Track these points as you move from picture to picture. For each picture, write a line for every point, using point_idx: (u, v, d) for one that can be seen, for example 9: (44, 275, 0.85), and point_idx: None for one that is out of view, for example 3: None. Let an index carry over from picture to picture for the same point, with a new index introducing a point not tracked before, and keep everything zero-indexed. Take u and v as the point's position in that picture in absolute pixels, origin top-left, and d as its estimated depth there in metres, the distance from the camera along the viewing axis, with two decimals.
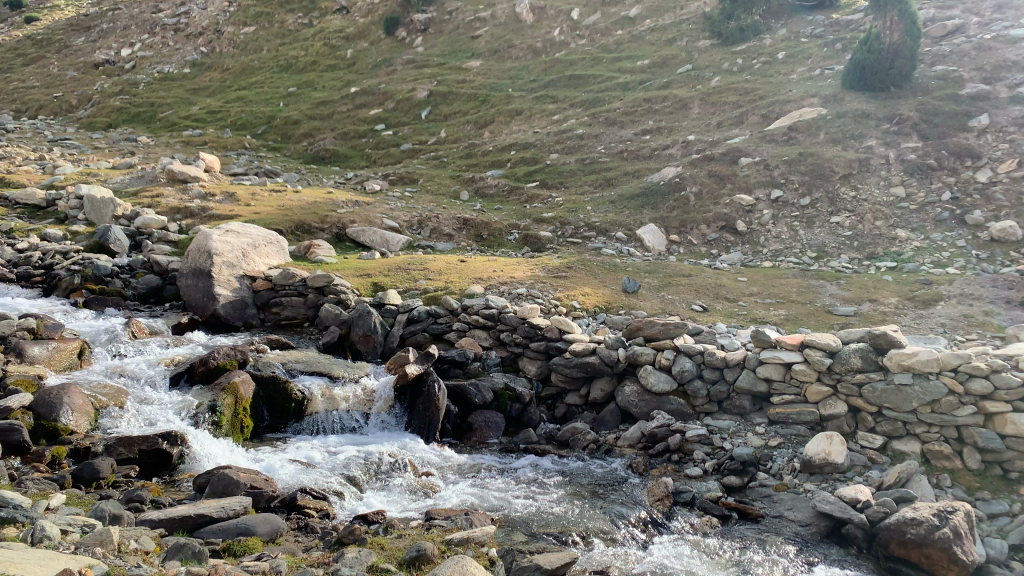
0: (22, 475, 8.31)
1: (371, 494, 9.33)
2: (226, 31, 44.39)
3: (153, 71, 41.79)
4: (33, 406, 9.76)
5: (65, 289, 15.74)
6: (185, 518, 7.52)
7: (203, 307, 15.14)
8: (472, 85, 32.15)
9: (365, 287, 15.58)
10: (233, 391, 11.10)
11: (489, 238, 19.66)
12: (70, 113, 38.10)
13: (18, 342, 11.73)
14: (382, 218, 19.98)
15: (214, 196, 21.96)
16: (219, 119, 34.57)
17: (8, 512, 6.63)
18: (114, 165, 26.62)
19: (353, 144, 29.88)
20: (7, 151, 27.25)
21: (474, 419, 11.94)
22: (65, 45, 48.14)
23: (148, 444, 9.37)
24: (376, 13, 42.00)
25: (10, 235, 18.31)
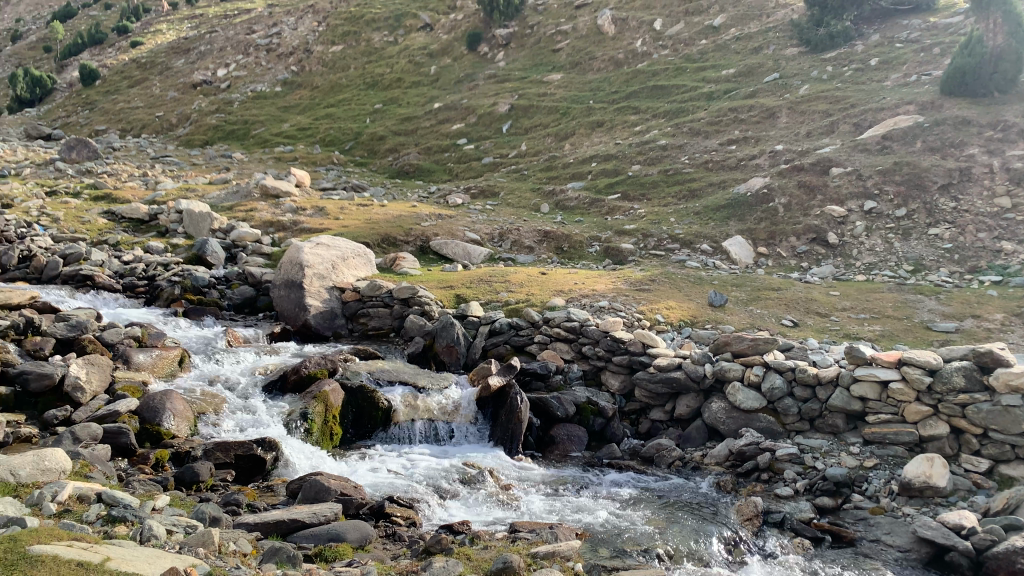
0: (129, 476, 8.76)
1: (455, 504, 9.44)
2: (315, 50, 45.93)
3: (246, 90, 43.61)
4: (139, 411, 10.26)
5: (167, 299, 16.52)
6: (279, 523, 7.76)
7: (294, 317, 15.63)
8: (554, 98, 32.30)
9: (449, 299, 15.79)
10: (324, 399, 11.40)
11: (570, 251, 19.64)
12: (171, 131, 40.15)
13: (125, 350, 12.38)
14: (465, 231, 20.23)
15: (305, 210, 22.72)
16: (309, 136, 35.76)
17: (120, 511, 7.01)
18: (211, 181, 27.84)
19: (436, 159, 30.39)
20: (114, 168, 28.87)
21: (556, 433, 11.92)
22: (166, 66, 50.76)
23: (244, 449, 9.72)
24: (459, 30, 42.76)
25: (117, 247, 19.36)
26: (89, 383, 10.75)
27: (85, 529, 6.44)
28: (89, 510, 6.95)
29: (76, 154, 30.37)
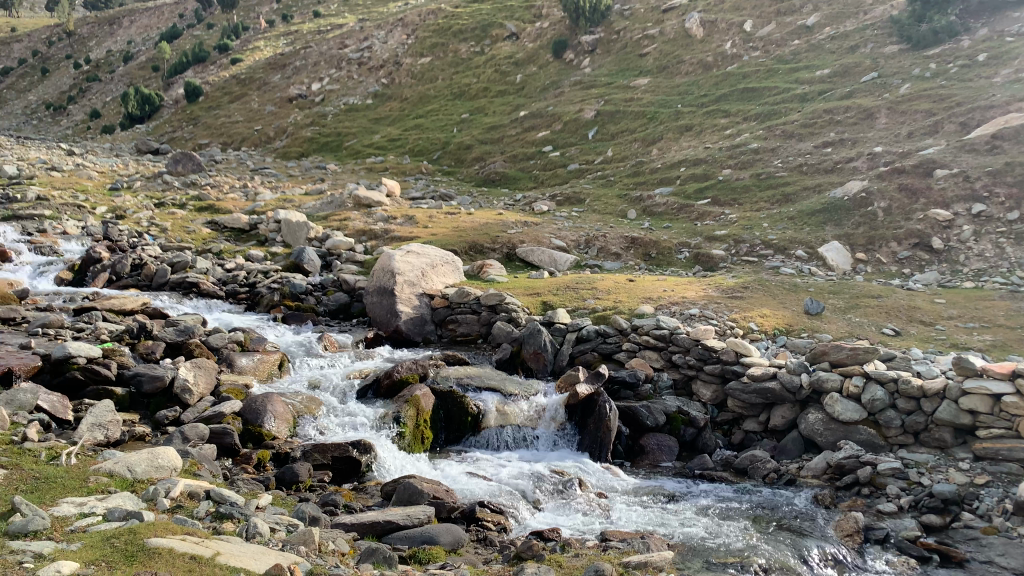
0: (234, 475, 9.15)
1: (545, 511, 9.46)
2: (404, 62, 47.02)
3: (339, 103, 45.01)
4: (242, 413, 10.72)
5: (267, 305, 17.21)
6: (374, 524, 7.96)
7: (386, 323, 15.99)
8: (640, 103, 32.02)
9: (536, 306, 15.86)
10: (415, 404, 11.64)
11: (659, 257, 19.40)
12: (268, 144, 41.84)
13: (229, 354, 12.97)
14: (551, 237, 20.26)
15: (396, 219, 23.26)
16: (398, 146, 36.61)
17: (227, 508, 7.34)
18: (307, 192, 28.82)
19: (521, 166, 30.55)
20: (217, 180, 30.29)
21: (646, 442, 11.78)
22: (264, 82, 52.95)
23: (340, 451, 10.00)
24: (545, 37, 43.01)
25: (220, 255, 20.32)
26: (197, 385, 11.31)
27: (197, 524, 6.78)
28: (200, 506, 7.30)
29: (182, 167, 32.04)
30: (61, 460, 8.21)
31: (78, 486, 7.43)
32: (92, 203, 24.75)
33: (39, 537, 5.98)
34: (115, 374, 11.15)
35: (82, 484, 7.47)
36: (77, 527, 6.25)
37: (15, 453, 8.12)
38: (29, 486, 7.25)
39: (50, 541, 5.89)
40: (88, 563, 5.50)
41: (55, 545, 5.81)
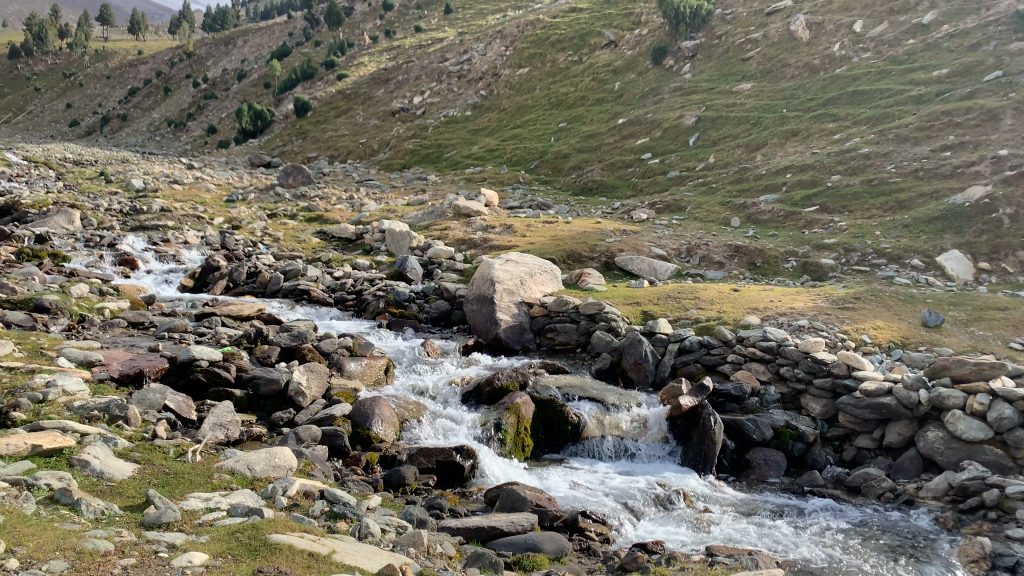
0: (344, 475, 9.47)
1: (647, 523, 9.36)
2: (503, 74, 47.62)
3: (440, 115, 46.01)
4: (351, 416, 11.08)
5: (372, 312, 17.73)
6: (479, 529, 8.06)
7: (486, 330, 16.17)
8: (743, 108, 31.28)
9: (636, 315, 15.73)
10: (516, 411, 11.74)
11: (764, 266, 18.89)
12: (372, 156, 43.19)
13: (338, 358, 13.45)
14: (651, 246, 20.06)
15: (494, 228, 23.57)
16: (497, 157, 37.04)
17: (340, 508, 7.63)
18: (409, 203, 29.54)
19: (620, 174, 30.36)
20: (325, 193, 31.49)
21: (752, 456, 11.48)
22: (368, 96, 54.69)
23: (444, 456, 10.18)
24: (644, 45, 42.70)
25: (329, 263, 21.11)
26: (309, 388, 11.79)
27: (313, 522, 7.07)
28: (316, 505, 7.61)
29: (292, 180, 33.48)
30: (187, 456, 8.73)
31: (204, 482, 7.87)
32: (211, 214, 26.18)
33: (172, 529, 6.38)
34: (234, 376, 11.77)
35: (207, 480, 7.91)
36: (204, 521, 6.64)
37: (147, 449, 8.68)
38: (160, 480, 7.74)
39: (181, 533, 6.27)
40: (216, 555, 5.83)
41: (186, 537, 6.18)
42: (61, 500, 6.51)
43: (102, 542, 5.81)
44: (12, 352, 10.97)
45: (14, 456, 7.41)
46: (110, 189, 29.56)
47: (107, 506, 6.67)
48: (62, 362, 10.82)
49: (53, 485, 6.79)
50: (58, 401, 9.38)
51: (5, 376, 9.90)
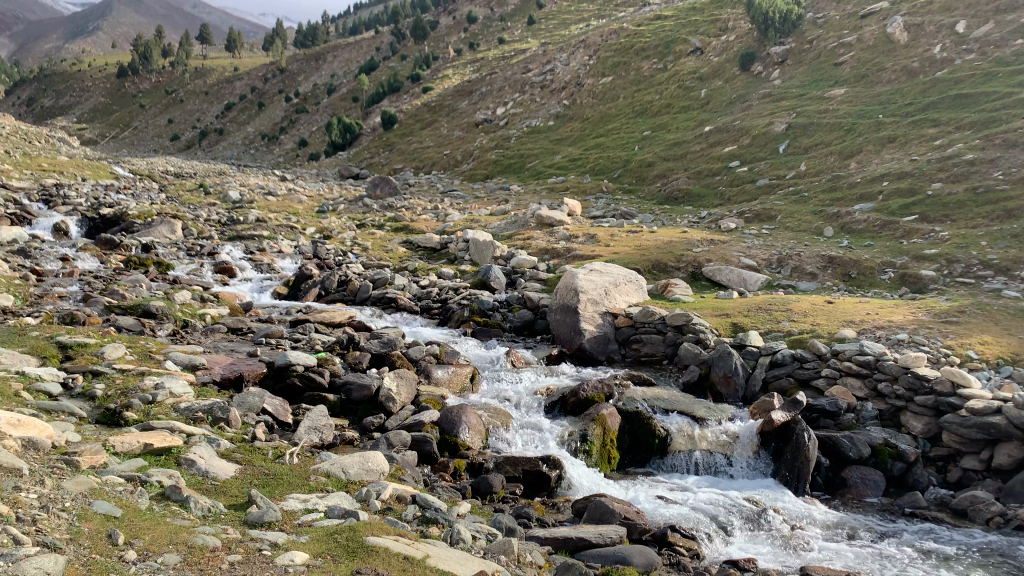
0: (433, 481, 9.60)
1: (738, 539, 9.15)
2: (587, 83, 47.60)
3: (523, 126, 46.34)
4: (439, 422, 11.25)
5: (457, 320, 17.95)
6: (567, 539, 8.03)
7: (570, 340, 16.13)
8: (837, 114, 30.33)
9: (725, 327, 15.42)
10: (602, 422, 11.68)
11: (859, 277, 18.24)
12: (456, 167, 43.84)
13: (426, 365, 13.69)
14: (740, 257, 19.64)
15: (578, 237, 23.53)
16: (580, 166, 36.99)
17: (431, 513, 7.75)
18: (493, 212, 29.82)
19: (706, 183, 29.88)
20: (410, 203, 32.12)
21: (849, 475, 11.07)
22: (452, 109, 55.56)
23: (531, 465, 10.23)
24: (732, 51, 41.99)
25: (415, 272, 21.52)
26: (399, 395, 12.04)
27: (406, 526, 7.21)
28: (408, 510, 7.76)
29: (380, 191, 34.34)
30: (286, 458, 9.05)
31: (301, 483, 8.14)
32: (303, 224, 27.10)
33: (273, 528, 6.61)
34: (328, 382, 12.14)
35: (305, 482, 8.19)
36: (303, 521, 6.86)
37: (247, 450, 9.03)
38: (261, 480, 8.04)
39: (282, 532, 6.51)
40: (316, 555, 6.01)
41: (288, 536, 6.40)
42: (172, 496, 6.85)
43: (210, 538, 6.08)
44: (123, 355, 11.63)
45: (129, 453, 7.86)
46: (209, 200, 30.95)
47: (213, 504, 6.99)
48: (169, 365, 11.40)
49: (164, 482, 7.16)
50: (166, 402, 9.88)
51: (118, 378, 10.49)
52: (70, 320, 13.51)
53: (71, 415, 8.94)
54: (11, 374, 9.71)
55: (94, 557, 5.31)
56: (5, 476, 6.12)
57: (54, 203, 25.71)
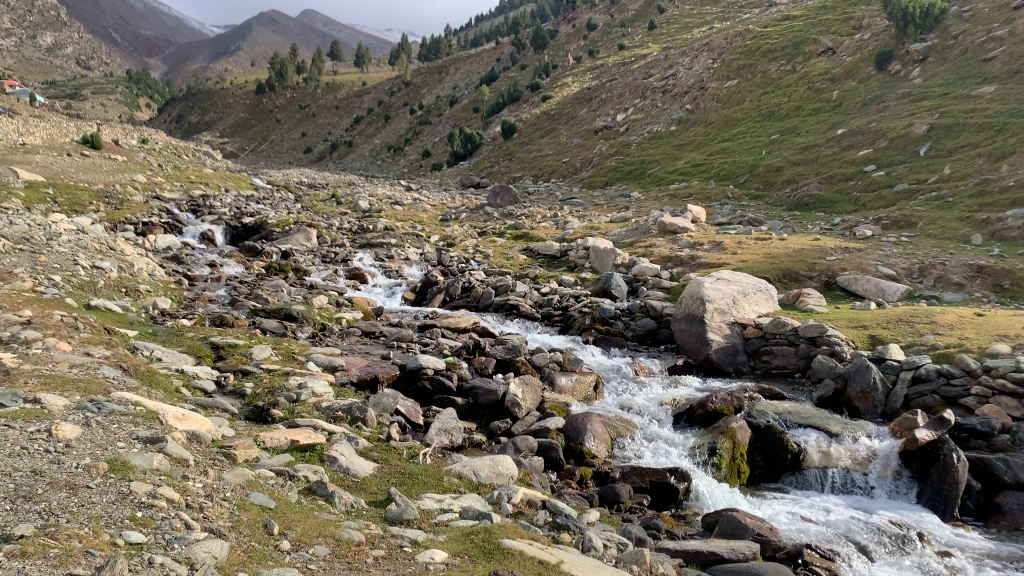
0: (561, 488, 9.67)
1: (879, 562, 8.72)
2: (711, 87, 46.60)
3: (644, 132, 45.90)
4: (565, 429, 11.31)
5: (579, 328, 17.95)
6: (698, 553, 7.89)
7: (697, 350, 15.82)
8: (986, 113, 28.34)
9: (862, 340, 14.72)
10: (731, 436, 11.41)
11: (1013, 288, 16.97)
12: (575, 174, 43.94)
13: (551, 372, 13.81)
14: (878, 266, 18.71)
15: (702, 244, 23.05)
16: (703, 172, 36.25)
17: (562, 520, 7.87)
18: (613, 219, 29.67)
19: (839, 188, 28.61)
20: (531, 211, 32.47)
21: (1004, 501, 10.15)
22: (572, 116, 55.73)
23: (658, 476, 10.14)
24: (866, 50, 40.06)
25: (536, 280, 21.75)
26: (524, 400, 12.18)
27: (538, 530, 7.33)
28: (539, 515, 7.88)
29: (500, 200, 34.95)
30: (419, 459, 9.35)
31: (435, 483, 8.41)
32: (428, 233, 27.93)
33: (412, 526, 6.87)
34: (456, 385, 12.45)
35: (438, 482, 8.44)
36: (440, 521, 7.09)
37: (384, 449, 9.41)
38: (397, 479, 8.36)
39: (421, 530, 6.75)
40: (455, 554, 6.21)
41: (426, 534, 6.65)
42: (318, 491, 7.26)
43: (355, 532, 6.39)
44: (269, 356, 12.39)
45: (277, 449, 8.35)
46: (341, 209, 32.43)
47: (355, 500, 7.33)
48: (311, 366, 12.07)
49: (310, 477, 7.59)
50: (308, 401, 10.45)
51: (265, 377, 11.18)
52: (221, 323, 14.51)
53: (225, 411, 9.61)
54: (171, 371, 10.54)
55: (253, 544, 5.69)
56: (174, 465, 6.67)
57: (202, 212, 27.66)
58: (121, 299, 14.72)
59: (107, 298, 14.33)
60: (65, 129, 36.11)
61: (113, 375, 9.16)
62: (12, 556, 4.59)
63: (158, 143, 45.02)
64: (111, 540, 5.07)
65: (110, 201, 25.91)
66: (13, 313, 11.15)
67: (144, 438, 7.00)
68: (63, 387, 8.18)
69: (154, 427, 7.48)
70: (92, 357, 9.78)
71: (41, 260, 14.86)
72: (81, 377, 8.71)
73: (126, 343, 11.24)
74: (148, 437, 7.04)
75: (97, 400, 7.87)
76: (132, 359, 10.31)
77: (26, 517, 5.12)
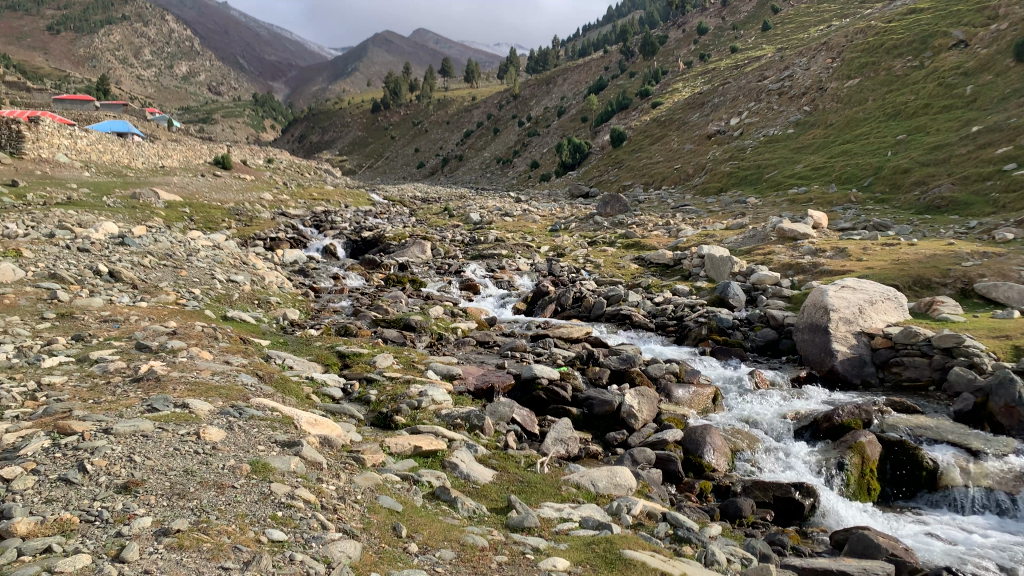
0: (680, 501, 9.53)
1: None
2: (830, 87, 44.81)
3: (759, 135, 44.70)
4: (683, 442, 11.16)
5: (695, 338, 17.61)
6: (826, 571, 7.55)
7: (821, 362, 15.25)
8: None
9: (1005, 351, 13.74)
10: (860, 451, 10.95)
11: None
12: (688, 180, 43.30)
13: (667, 384, 13.66)
14: (1021, 272, 17.44)
15: (824, 251, 22.17)
16: (824, 175, 34.91)
17: (684, 532, 7.78)
18: (728, 226, 28.97)
19: (974, 189, 26.87)
20: (642, 219, 32.19)
21: None
22: (683, 122, 54.92)
23: (782, 491, 9.85)
24: (1004, 42, 37.42)
25: (649, 289, 21.54)
26: (641, 412, 12.07)
27: (659, 542, 7.28)
28: (659, 527, 7.82)
29: (611, 209, 34.88)
30: (537, 467, 9.46)
31: (554, 492, 8.48)
32: (539, 243, 28.19)
33: (534, 533, 6.96)
34: (570, 396, 12.52)
35: (557, 492, 8.50)
36: (560, 529, 7.14)
37: (502, 457, 9.58)
38: (517, 487, 8.49)
39: (542, 538, 6.84)
40: (577, 563, 6.27)
41: (548, 542, 6.74)
42: (442, 496, 7.47)
43: (478, 538, 6.55)
44: (391, 363, 12.87)
45: (401, 454, 8.66)
46: (453, 222, 33.25)
47: (478, 506, 7.50)
48: (430, 375, 12.43)
49: (433, 482, 7.82)
50: (429, 408, 10.78)
51: (388, 384, 11.60)
52: (345, 332, 15.17)
53: (352, 416, 10.02)
54: (303, 378, 11.13)
55: (384, 546, 5.93)
56: (309, 467, 7.04)
57: (324, 228, 28.97)
58: (254, 310, 15.64)
59: (242, 309, 15.26)
60: (199, 151, 38.64)
61: (251, 382, 9.76)
62: (171, 548, 5.00)
63: (283, 163, 47.55)
64: (256, 536, 5.42)
65: (241, 219, 27.55)
66: (160, 324, 12.06)
67: (282, 442, 7.44)
68: (208, 393, 8.79)
69: (290, 431, 7.93)
70: (231, 365, 10.47)
71: (183, 275, 15.99)
72: (223, 384, 9.34)
73: (261, 352, 11.94)
74: (285, 441, 7.47)
75: (239, 405, 8.40)
76: (267, 367, 10.94)
77: (181, 513, 5.55)
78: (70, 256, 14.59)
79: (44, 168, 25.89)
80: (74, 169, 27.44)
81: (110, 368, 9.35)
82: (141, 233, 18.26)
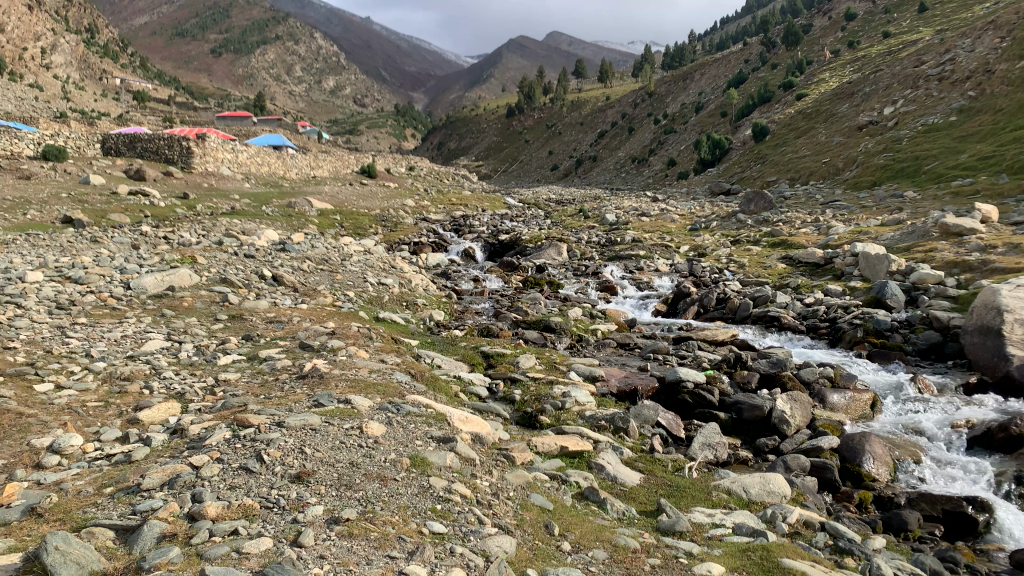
0: (839, 511, 9.14)
1: None
2: (998, 69, 41.10)
3: (916, 125, 41.86)
4: (840, 449, 10.70)
5: (850, 341, 16.78)
6: None
7: (994, 367, 14.05)
8: None
9: None
10: None
11: None
12: (837, 175, 41.22)
13: (821, 390, 13.10)
14: None
15: (996, 247, 20.41)
16: (993, 165, 32.15)
17: (845, 543, 7.43)
18: (884, 222, 27.25)
19: None
20: (788, 216, 30.95)
21: None
22: (831, 113, 52.20)
23: (952, 505, 9.24)
24: None
25: (798, 290, 20.67)
26: (794, 417, 11.61)
27: (819, 553, 7.02)
28: (818, 537, 7.52)
29: (754, 206, 33.76)
30: (685, 471, 9.33)
31: (704, 497, 8.34)
32: (678, 243, 27.74)
33: (685, 537, 6.89)
34: (717, 400, 12.24)
35: (708, 497, 8.35)
36: (712, 535, 7.02)
37: (648, 460, 9.51)
38: (665, 490, 8.41)
39: (694, 543, 6.75)
40: (732, 570, 6.15)
41: (700, 547, 6.64)
42: (590, 497, 7.52)
43: (630, 539, 6.57)
44: (534, 364, 13.07)
45: (549, 453, 8.78)
46: (590, 223, 33.30)
47: (627, 508, 7.51)
48: (573, 376, 12.52)
49: (582, 483, 7.89)
50: (573, 409, 10.85)
51: (531, 385, 11.79)
52: (488, 333, 15.57)
53: (498, 415, 10.26)
54: (451, 377, 11.52)
55: (538, 542, 6.07)
56: (463, 463, 7.31)
57: (464, 231, 29.81)
58: (402, 311, 16.33)
59: (391, 311, 15.96)
60: (348, 161, 40.82)
61: (404, 380, 10.20)
62: (342, 536, 5.33)
63: (424, 170, 49.33)
64: (418, 528, 5.69)
65: (387, 224, 28.85)
66: (320, 324, 12.86)
67: (438, 437, 7.74)
68: (366, 390, 9.28)
69: (444, 428, 8.24)
70: (385, 363, 10.98)
71: (338, 278, 16.95)
72: (380, 381, 9.82)
73: (411, 351, 12.46)
74: (440, 436, 7.76)
75: (395, 402, 8.82)
76: (418, 366, 11.42)
77: (349, 503, 5.90)
78: (238, 262, 15.82)
79: (211, 181, 28.13)
80: (236, 181, 29.67)
81: (277, 366, 10.06)
82: (299, 239, 19.51)
